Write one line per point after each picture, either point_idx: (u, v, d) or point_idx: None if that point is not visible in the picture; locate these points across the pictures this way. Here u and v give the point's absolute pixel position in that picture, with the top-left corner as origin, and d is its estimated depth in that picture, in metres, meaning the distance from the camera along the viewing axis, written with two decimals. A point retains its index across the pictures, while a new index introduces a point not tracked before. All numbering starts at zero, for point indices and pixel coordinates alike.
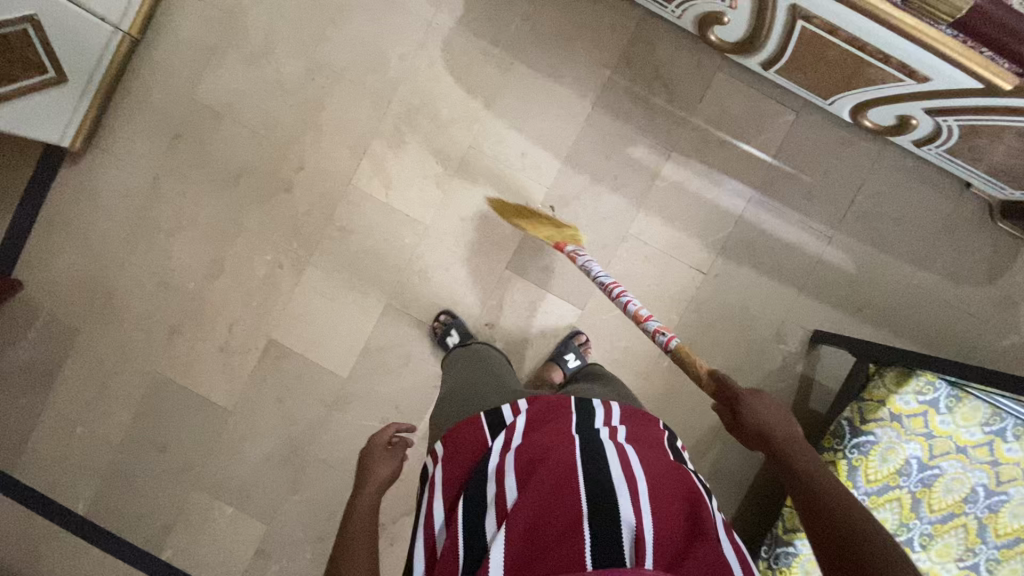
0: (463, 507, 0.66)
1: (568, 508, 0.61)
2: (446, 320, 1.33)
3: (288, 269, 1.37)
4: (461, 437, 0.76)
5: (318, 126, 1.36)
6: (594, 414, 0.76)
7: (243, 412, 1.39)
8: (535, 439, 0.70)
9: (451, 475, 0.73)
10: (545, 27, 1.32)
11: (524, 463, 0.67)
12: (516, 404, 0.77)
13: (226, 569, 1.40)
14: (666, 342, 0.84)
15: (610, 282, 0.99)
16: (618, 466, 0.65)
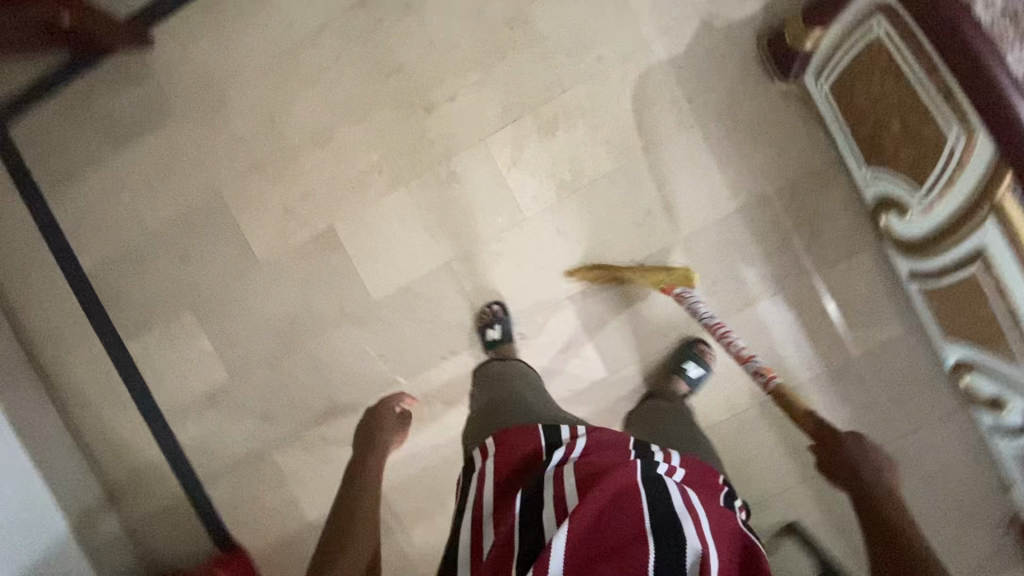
0: (520, 509, 0.67)
1: (633, 519, 0.61)
2: (494, 312, 1.33)
3: (382, 178, 1.35)
4: (512, 441, 0.78)
5: (488, 69, 1.31)
6: (655, 453, 0.76)
7: (267, 273, 1.39)
8: (599, 459, 0.71)
9: (504, 475, 0.74)
10: (742, 113, 1.27)
11: (585, 476, 0.67)
12: (576, 427, 0.78)
13: (176, 390, 1.44)
14: (770, 382, 1.08)
15: (716, 324, 1.17)
16: (679, 499, 0.66)
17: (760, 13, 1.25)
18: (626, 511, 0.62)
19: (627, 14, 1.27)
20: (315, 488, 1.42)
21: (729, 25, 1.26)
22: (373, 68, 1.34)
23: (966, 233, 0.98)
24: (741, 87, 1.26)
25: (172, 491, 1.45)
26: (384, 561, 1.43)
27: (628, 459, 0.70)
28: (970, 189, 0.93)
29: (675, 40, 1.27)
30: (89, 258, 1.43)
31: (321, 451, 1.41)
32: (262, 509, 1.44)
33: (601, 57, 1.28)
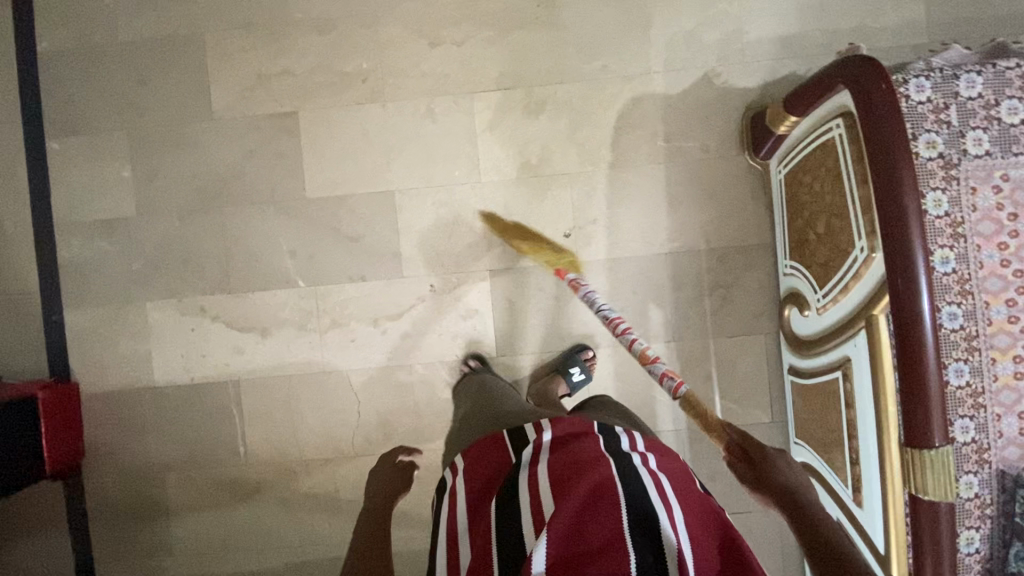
0: (497, 516, 0.70)
1: (610, 515, 0.65)
2: (474, 365, 1.33)
3: (364, 89, 1.35)
4: (480, 453, 0.83)
5: (503, 32, 1.33)
6: (621, 442, 0.80)
7: (217, 131, 1.36)
8: (563, 456, 0.74)
9: (478, 489, 0.78)
10: (707, 170, 1.33)
11: (556, 480, 0.70)
12: (542, 424, 0.82)
13: (75, 203, 1.38)
14: (674, 388, 1.06)
15: (615, 317, 1.14)
16: (651, 488, 0.70)
17: (758, 89, 1.32)
18: (606, 508, 0.65)
19: (644, 39, 1.32)
20: (176, 353, 1.38)
21: (727, 88, 1.32)
22: None
23: (842, 339, 1.04)
24: (715, 148, 1.33)
25: (29, 303, 1.38)
26: (214, 449, 1.38)
27: (595, 454, 0.74)
28: (858, 300, 1.00)
29: (677, 81, 1.32)
30: (43, 42, 1.36)
31: (196, 319, 1.38)
32: (114, 351, 1.39)
33: (606, 67, 1.33)
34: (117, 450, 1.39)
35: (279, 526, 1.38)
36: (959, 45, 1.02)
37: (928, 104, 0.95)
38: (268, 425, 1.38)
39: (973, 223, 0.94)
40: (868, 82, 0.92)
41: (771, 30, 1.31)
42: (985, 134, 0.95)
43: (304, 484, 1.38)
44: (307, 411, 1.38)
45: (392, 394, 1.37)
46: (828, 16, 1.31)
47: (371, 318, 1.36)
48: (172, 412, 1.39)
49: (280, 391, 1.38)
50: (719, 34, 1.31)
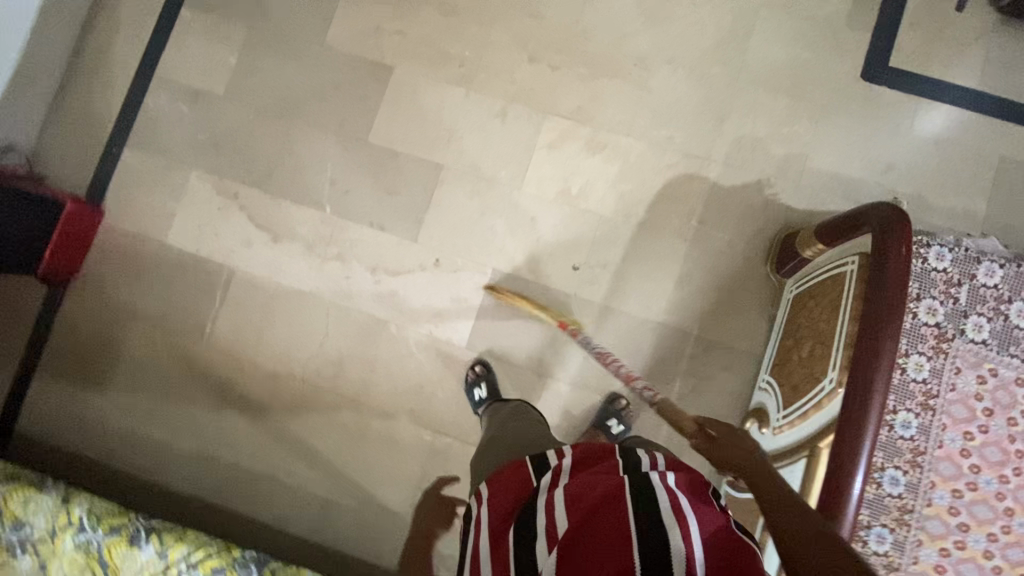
0: (516, 538, 0.73)
1: (616, 529, 0.66)
2: (480, 370, 1.37)
3: (455, 73, 1.47)
4: (502, 480, 0.83)
5: (594, 73, 1.44)
6: (640, 460, 0.77)
7: (319, 56, 1.50)
8: (578, 477, 0.75)
9: (497, 516, 0.79)
10: (726, 265, 1.36)
11: (570, 499, 0.72)
12: (562, 448, 0.83)
13: (178, 65, 1.53)
14: (650, 397, 1.06)
15: (607, 353, 1.21)
16: (664, 502, 0.68)
17: (802, 212, 1.36)
18: (614, 524, 0.66)
19: (715, 129, 1.40)
20: (195, 223, 1.48)
21: (773, 200, 1.37)
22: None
23: (783, 463, 1.04)
24: (741, 248, 1.37)
25: (98, 130, 1.52)
26: (185, 320, 1.45)
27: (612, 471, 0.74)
28: (812, 428, 0.99)
29: (728, 177, 1.38)
30: None
31: (226, 203, 1.48)
32: (145, 198, 1.50)
33: (672, 138, 1.40)
34: (105, 284, 1.48)
35: (202, 411, 1.42)
36: (996, 237, 1.03)
37: (943, 274, 0.96)
38: (239, 319, 1.44)
39: (945, 401, 0.94)
40: (891, 231, 0.96)
41: (832, 167, 1.36)
42: (987, 323, 0.95)
43: (243, 385, 1.42)
44: (278, 323, 1.43)
45: (357, 339, 1.41)
46: (892, 175, 1.35)
47: (371, 266, 1.43)
48: (167, 272, 1.47)
49: (265, 295, 1.44)
50: (784, 151, 1.38)
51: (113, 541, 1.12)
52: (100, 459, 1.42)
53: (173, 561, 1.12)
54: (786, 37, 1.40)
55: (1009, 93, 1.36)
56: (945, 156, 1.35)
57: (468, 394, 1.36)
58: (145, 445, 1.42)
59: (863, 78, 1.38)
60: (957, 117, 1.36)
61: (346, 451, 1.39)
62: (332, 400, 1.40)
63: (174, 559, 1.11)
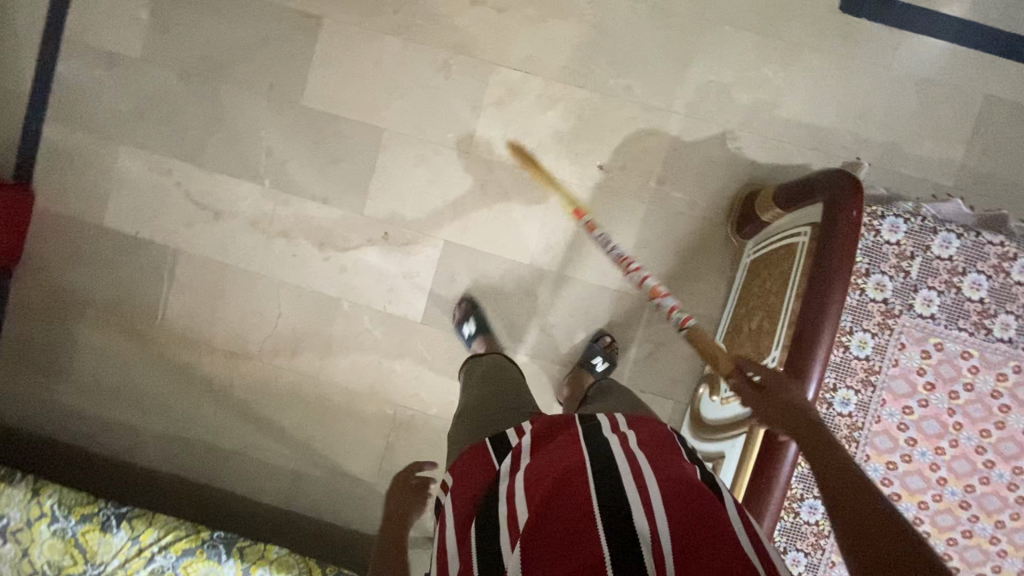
0: (478, 530, 0.69)
1: (576, 509, 0.65)
2: (464, 307, 1.34)
3: (389, 22, 1.32)
4: (468, 467, 0.79)
5: (545, 15, 1.29)
6: (600, 423, 0.78)
7: (240, 7, 1.35)
8: (538, 459, 0.73)
9: (460, 509, 0.74)
10: (687, 228, 1.30)
11: (529, 483, 0.70)
12: (522, 426, 0.81)
13: (87, 24, 1.38)
14: (683, 321, 0.95)
15: (627, 257, 1.08)
16: (625, 471, 0.68)
17: (767, 167, 1.28)
18: (575, 505, 0.65)
19: (678, 76, 1.27)
20: (131, 202, 1.41)
21: (738, 154, 1.28)
22: None
23: (719, 438, 1.08)
24: (701, 209, 1.30)
25: (13, 104, 1.40)
26: (135, 304, 1.42)
27: (572, 441, 0.73)
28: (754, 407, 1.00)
29: (690, 131, 1.28)
30: None
31: (160, 179, 1.40)
32: (75, 177, 1.41)
33: (631, 88, 1.29)
34: (49, 270, 1.43)
35: (166, 393, 1.43)
36: (963, 201, 0.96)
37: (896, 246, 0.91)
38: (190, 302, 1.41)
39: (887, 376, 0.93)
40: (840, 202, 0.91)
41: (803, 116, 1.26)
42: (938, 297, 0.91)
43: (204, 368, 1.42)
44: (231, 304, 1.40)
45: (312, 318, 1.39)
46: (866, 122, 1.26)
47: (319, 242, 1.37)
48: (110, 255, 1.42)
49: (213, 276, 1.40)
50: (752, 99, 1.27)
51: (86, 528, 1.17)
52: (77, 443, 1.46)
53: (146, 544, 1.17)
54: None
55: (999, 23, 1.23)
56: (925, 98, 1.25)
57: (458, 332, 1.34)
58: (117, 429, 1.45)
59: (843, 10, 1.24)
60: (941, 53, 1.23)
61: (310, 427, 1.41)
62: (292, 378, 1.40)
63: (147, 542, 1.17)
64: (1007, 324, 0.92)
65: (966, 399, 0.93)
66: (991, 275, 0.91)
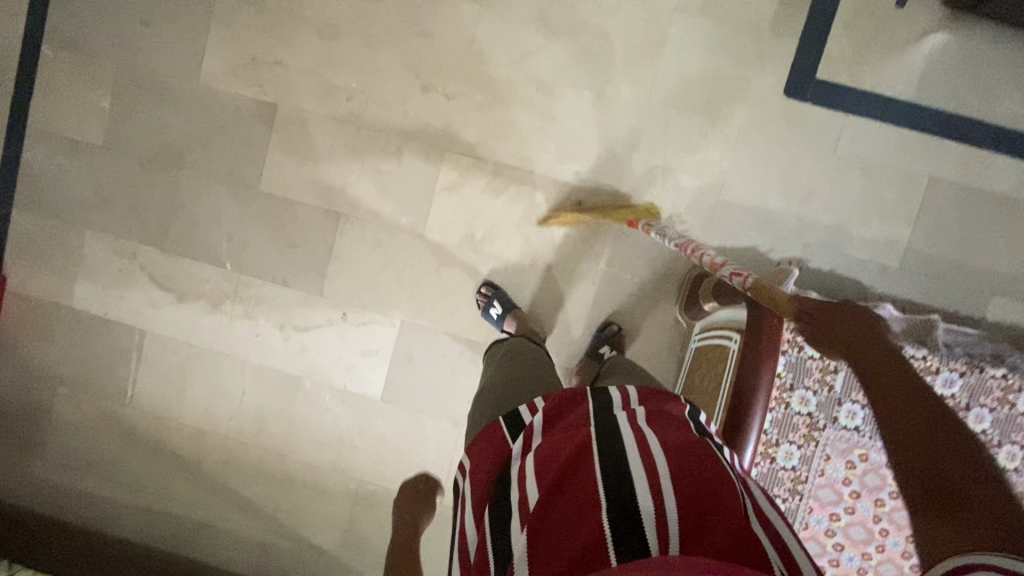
0: (491, 512, 0.66)
1: (582, 491, 0.60)
2: (488, 293, 1.33)
3: (343, 109, 1.35)
4: (483, 446, 0.76)
5: (492, 102, 1.31)
6: (610, 402, 0.75)
7: (198, 95, 1.38)
8: (548, 439, 0.69)
9: (473, 490, 0.72)
10: (637, 307, 1.33)
11: (539, 468, 0.65)
12: (534, 403, 0.78)
13: (51, 112, 1.42)
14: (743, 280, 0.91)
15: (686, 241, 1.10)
16: (633, 454, 0.63)
17: (715, 249, 1.29)
18: (582, 489, 0.60)
19: (625, 160, 1.30)
20: (98, 285, 1.45)
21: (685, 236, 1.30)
22: (412, 16, 1.31)
23: None
24: (650, 289, 1.32)
25: None
26: (106, 382, 1.47)
27: (581, 419, 0.71)
28: None
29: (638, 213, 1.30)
30: None
31: (125, 263, 1.43)
32: (43, 261, 1.45)
33: (580, 172, 1.31)
34: (23, 352, 1.48)
35: (138, 467, 1.48)
36: (889, 307, 1.00)
37: (819, 361, 0.93)
38: (157, 380, 1.45)
39: (814, 485, 0.95)
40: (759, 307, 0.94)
41: (749, 199, 1.28)
42: (861, 409, 0.94)
43: (172, 443, 1.46)
44: (197, 383, 1.44)
45: (275, 395, 1.42)
46: (812, 204, 1.26)
47: (279, 323, 1.41)
48: (81, 336, 1.46)
49: (179, 355, 1.44)
50: (698, 183, 1.28)
51: None
52: (53, 516, 1.51)
53: None
54: (703, 49, 1.26)
55: (947, 104, 1.23)
56: (870, 179, 1.25)
57: (485, 316, 1.32)
58: (92, 503, 1.50)
59: (786, 95, 1.25)
60: (886, 136, 1.24)
61: (276, 502, 1.45)
62: (257, 454, 1.44)
63: None
64: None
65: (893, 506, 0.94)
66: None
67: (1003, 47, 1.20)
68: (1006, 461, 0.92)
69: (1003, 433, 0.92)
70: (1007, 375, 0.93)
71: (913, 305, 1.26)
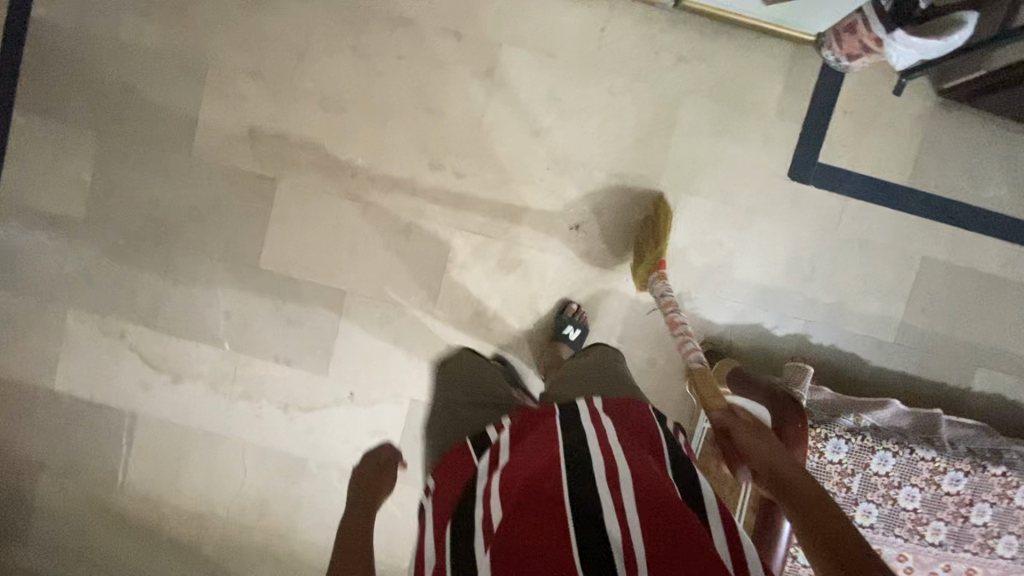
0: (454, 526, 0.69)
1: (545, 514, 0.63)
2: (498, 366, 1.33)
3: (346, 185, 1.31)
4: (452, 464, 0.80)
5: (503, 180, 1.30)
6: (579, 414, 0.76)
7: (191, 169, 1.31)
8: (515, 455, 0.72)
9: (441, 504, 0.76)
10: (649, 382, 1.35)
11: (504, 485, 0.68)
12: (502, 422, 0.82)
13: (26, 185, 1.32)
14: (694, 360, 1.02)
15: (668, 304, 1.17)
16: (602, 485, 0.65)
17: (723, 326, 1.32)
18: (545, 511, 0.63)
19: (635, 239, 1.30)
20: (82, 367, 1.36)
21: (695, 314, 1.32)
22: (420, 91, 1.28)
23: None
24: (661, 364, 1.34)
25: None
26: (94, 466, 1.39)
27: (548, 435, 0.72)
28: None
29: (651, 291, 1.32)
30: (41, 9, 1.29)
31: (113, 343, 1.35)
32: (20, 341, 1.36)
33: (591, 251, 1.31)
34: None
35: (132, 554, 1.41)
36: (898, 401, 1.05)
37: (838, 465, 0.97)
38: (151, 464, 1.39)
39: None
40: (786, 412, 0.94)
41: (756, 277, 1.31)
42: (876, 508, 0.98)
43: (168, 528, 1.40)
44: (194, 466, 1.38)
45: (280, 477, 1.38)
46: (814, 282, 1.31)
47: (282, 403, 1.36)
48: (64, 420, 1.38)
49: (174, 438, 1.38)
50: (706, 261, 1.30)
51: None
52: None
53: None
54: (710, 131, 1.28)
55: (939, 187, 1.28)
56: (868, 258, 1.30)
57: None
58: None
59: (790, 177, 1.28)
60: (883, 216, 1.29)
61: None
62: (262, 537, 1.40)
63: None
64: (938, 529, 0.99)
65: None
66: (923, 487, 0.98)
67: (989, 136, 1.27)
68: (1004, 550, 1.00)
69: (1002, 524, 0.99)
70: (1006, 472, 0.99)
71: (908, 377, 1.32)
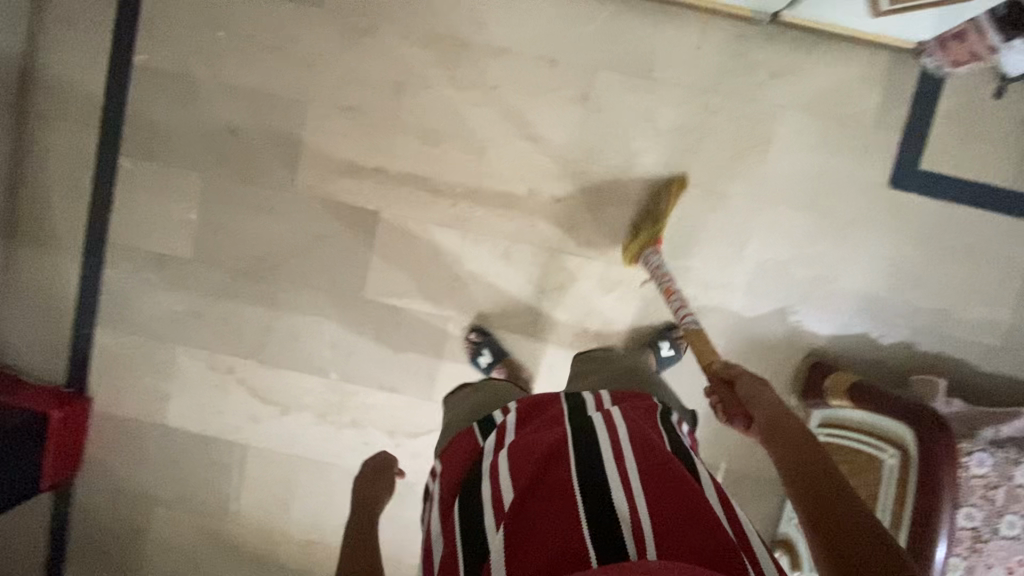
0: (460, 505, 0.66)
1: (556, 489, 0.60)
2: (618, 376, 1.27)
3: (446, 215, 1.32)
4: (458, 446, 0.78)
5: (601, 202, 1.31)
6: (584, 403, 0.75)
7: (292, 205, 1.34)
8: (522, 436, 0.70)
9: (447, 485, 0.73)
10: None
11: (513, 463, 0.66)
12: (508, 407, 0.79)
13: (133, 227, 1.36)
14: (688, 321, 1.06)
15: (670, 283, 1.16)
16: (608, 462, 0.63)
17: (827, 337, 1.32)
18: (555, 488, 0.61)
19: (736, 255, 1.31)
20: (192, 402, 1.40)
21: (798, 327, 1.32)
22: (517, 119, 1.30)
23: None
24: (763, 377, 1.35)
25: (61, 314, 1.37)
26: (205, 499, 1.42)
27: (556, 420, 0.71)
28: None
29: (754, 305, 1.32)
30: (142, 55, 1.32)
31: (221, 377, 1.38)
32: (132, 379, 1.39)
33: (691, 267, 1.32)
34: (113, 473, 1.42)
35: None
36: None
37: (982, 477, 0.98)
38: (261, 493, 1.42)
39: None
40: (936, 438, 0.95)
41: (859, 287, 1.30)
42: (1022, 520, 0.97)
43: (279, 555, 1.43)
44: (304, 494, 1.41)
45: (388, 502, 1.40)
46: (918, 290, 1.30)
47: (389, 430, 1.39)
48: (175, 453, 1.41)
49: (283, 468, 1.40)
50: (808, 273, 1.30)
51: None
52: None
53: None
54: (807, 144, 1.28)
55: None
56: (972, 264, 1.29)
57: None
58: None
59: (891, 186, 1.28)
60: (988, 221, 1.28)
61: None
62: None
63: None
64: None
65: None
66: None
67: None
68: None
69: None
70: None
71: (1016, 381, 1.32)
